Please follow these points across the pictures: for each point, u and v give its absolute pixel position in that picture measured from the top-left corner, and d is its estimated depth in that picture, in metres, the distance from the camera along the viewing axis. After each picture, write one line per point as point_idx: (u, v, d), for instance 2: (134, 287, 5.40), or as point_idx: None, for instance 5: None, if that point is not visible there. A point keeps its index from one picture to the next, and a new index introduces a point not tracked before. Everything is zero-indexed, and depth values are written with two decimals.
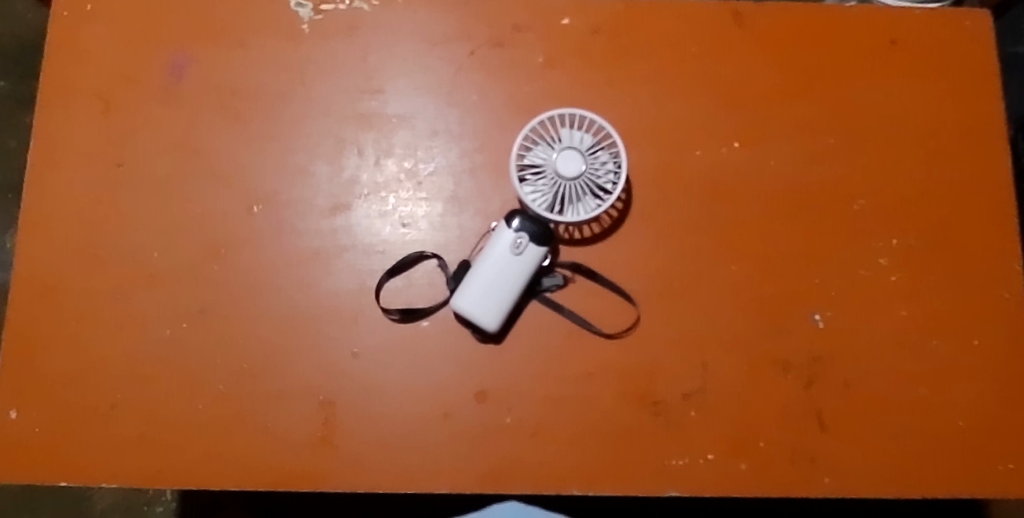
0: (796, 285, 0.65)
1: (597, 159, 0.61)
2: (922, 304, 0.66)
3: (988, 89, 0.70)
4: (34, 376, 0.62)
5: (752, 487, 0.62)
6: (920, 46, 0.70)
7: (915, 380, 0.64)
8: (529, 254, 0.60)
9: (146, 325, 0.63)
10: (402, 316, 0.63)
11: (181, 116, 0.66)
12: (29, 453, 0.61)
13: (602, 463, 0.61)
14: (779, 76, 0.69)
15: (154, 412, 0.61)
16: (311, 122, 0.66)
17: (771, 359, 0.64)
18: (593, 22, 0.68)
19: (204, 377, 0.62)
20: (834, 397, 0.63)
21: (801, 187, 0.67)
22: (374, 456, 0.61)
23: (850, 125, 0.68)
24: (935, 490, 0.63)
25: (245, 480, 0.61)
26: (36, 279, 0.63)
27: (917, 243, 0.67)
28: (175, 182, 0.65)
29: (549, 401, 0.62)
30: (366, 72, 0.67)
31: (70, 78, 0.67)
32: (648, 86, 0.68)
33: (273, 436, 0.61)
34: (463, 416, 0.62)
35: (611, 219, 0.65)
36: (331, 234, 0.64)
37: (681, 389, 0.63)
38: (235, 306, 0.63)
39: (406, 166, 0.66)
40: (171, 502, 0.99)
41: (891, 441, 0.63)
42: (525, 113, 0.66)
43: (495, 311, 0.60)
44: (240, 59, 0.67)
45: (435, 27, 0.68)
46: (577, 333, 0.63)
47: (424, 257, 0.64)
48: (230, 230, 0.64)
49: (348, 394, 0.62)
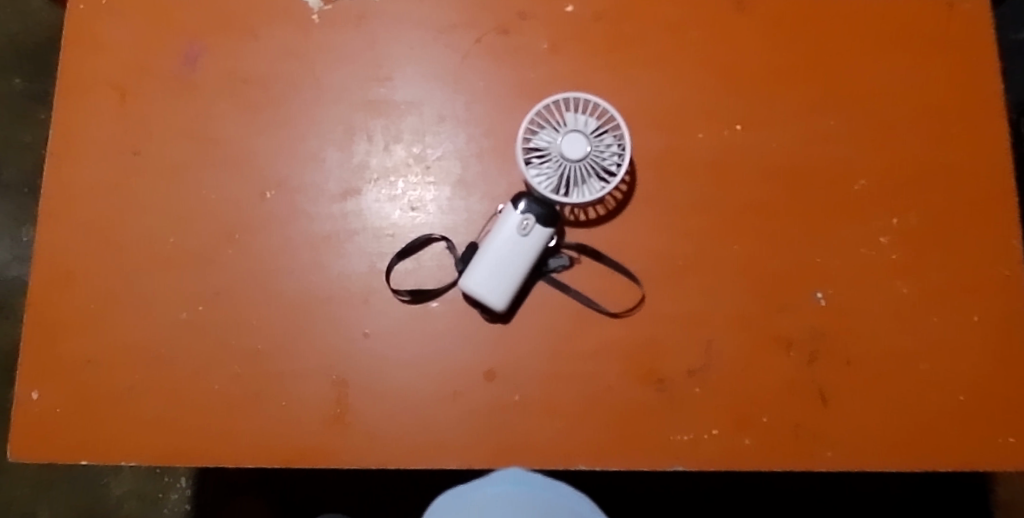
0: (798, 265, 0.66)
1: (602, 142, 0.62)
2: (923, 282, 0.67)
3: (987, 70, 0.71)
4: (53, 358, 0.64)
5: (755, 462, 0.63)
6: (918, 29, 0.71)
7: (916, 356, 0.65)
8: (535, 234, 0.61)
9: (163, 307, 0.64)
10: (412, 297, 0.64)
11: (195, 106, 0.68)
12: (52, 431, 0.63)
13: (607, 438, 0.63)
14: (779, 60, 0.70)
15: (171, 391, 0.63)
16: (322, 109, 0.68)
17: (773, 337, 0.65)
18: (596, 9, 0.70)
19: (220, 357, 0.63)
20: (836, 373, 0.65)
21: (801, 168, 0.68)
22: (386, 432, 0.63)
23: (851, 106, 0.69)
24: (937, 464, 0.64)
25: (260, 457, 0.62)
26: (56, 264, 0.65)
27: (916, 222, 0.68)
28: (189, 169, 0.67)
29: (556, 379, 0.63)
30: (376, 60, 0.69)
31: (87, 70, 0.69)
32: (650, 72, 0.69)
33: (288, 414, 0.63)
34: (472, 394, 0.63)
35: (616, 201, 0.66)
36: (342, 217, 0.66)
37: (685, 366, 0.64)
38: (249, 288, 0.65)
39: (415, 151, 0.67)
40: (185, 489, 1.01)
41: (891, 414, 0.64)
42: (530, 98, 0.68)
43: (502, 291, 0.62)
44: (253, 49, 0.68)
45: (442, 15, 0.69)
46: (583, 310, 0.64)
47: (432, 239, 0.66)
48: (244, 215, 0.66)
49: (359, 372, 0.63)
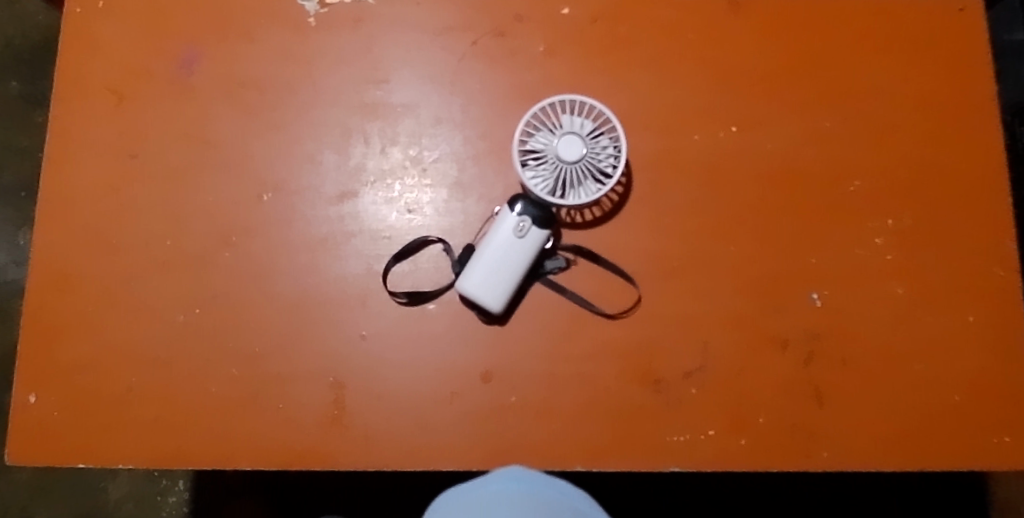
0: (793, 266, 0.66)
1: (598, 143, 0.62)
2: (918, 282, 0.67)
3: (981, 71, 0.71)
4: (50, 361, 0.64)
5: (752, 463, 0.63)
6: (912, 31, 0.72)
7: (911, 356, 0.66)
8: (532, 236, 0.62)
9: (160, 310, 0.64)
10: (409, 299, 0.65)
11: (192, 109, 0.68)
12: (50, 434, 0.63)
13: (604, 439, 0.63)
14: (773, 61, 0.70)
15: (169, 394, 0.63)
16: (319, 112, 0.68)
17: (770, 338, 0.65)
18: (592, 11, 0.70)
19: (217, 360, 0.64)
20: (832, 373, 0.65)
21: (796, 170, 0.68)
22: (384, 434, 0.63)
23: (845, 108, 0.70)
24: (932, 464, 0.64)
25: (258, 459, 0.62)
26: (53, 268, 0.65)
27: (911, 223, 0.68)
28: (186, 172, 0.67)
29: (552, 380, 0.64)
30: (372, 63, 0.69)
31: (84, 73, 0.69)
32: (645, 74, 0.69)
33: (286, 416, 0.63)
34: (469, 396, 0.63)
35: (612, 203, 0.67)
36: (339, 220, 0.66)
37: (683, 367, 0.64)
38: (247, 291, 0.65)
39: (411, 153, 0.67)
40: (183, 492, 1.01)
41: (887, 414, 0.65)
42: (526, 100, 0.68)
43: (499, 293, 0.62)
44: (250, 52, 0.69)
45: (438, 18, 0.70)
46: (580, 312, 0.65)
47: (429, 242, 0.66)
48: (241, 218, 0.66)
49: (356, 375, 0.64)
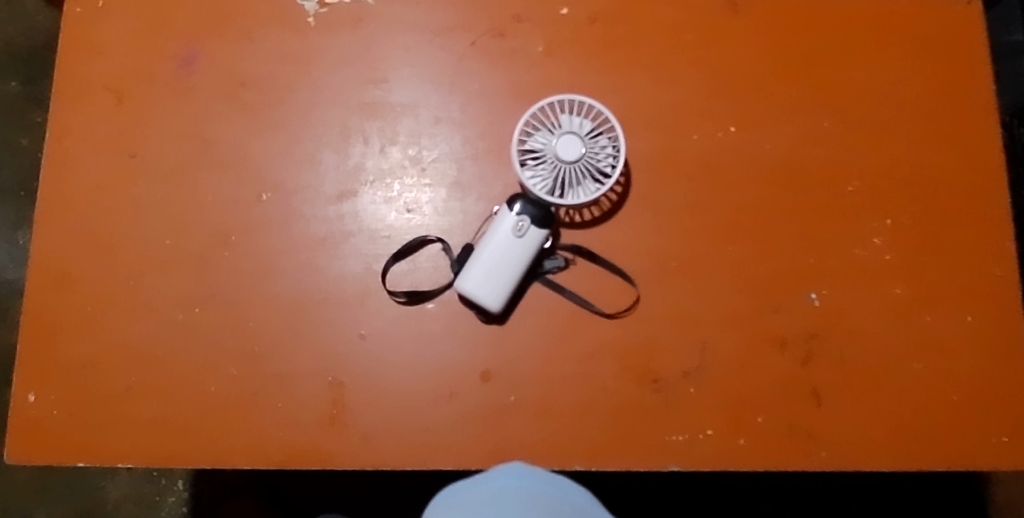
0: (792, 266, 0.67)
1: (597, 143, 0.62)
2: (917, 282, 0.67)
3: (980, 72, 0.71)
4: (50, 360, 0.64)
5: (750, 462, 0.63)
6: (911, 32, 0.72)
7: (909, 355, 0.66)
8: (531, 236, 0.62)
9: (159, 309, 0.65)
10: (408, 298, 0.65)
11: (192, 108, 0.68)
12: (49, 433, 0.63)
13: (603, 438, 0.63)
14: (772, 61, 0.70)
15: (168, 393, 0.63)
16: (318, 112, 0.68)
17: (768, 338, 0.65)
18: (591, 11, 0.70)
19: (217, 359, 0.64)
20: (830, 373, 0.65)
21: (795, 170, 0.68)
22: (383, 433, 0.63)
23: (844, 108, 0.70)
24: (931, 463, 0.64)
25: (257, 457, 0.62)
26: (52, 267, 0.65)
27: (909, 223, 0.68)
28: (185, 171, 0.67)
29: (551, 379, 0.64)
30: (371, 62, 0.69)
31: (84, 72, 0.69)
32: (644, 75, 0.69)
33: (285, 415, 0.63)
34: (468, 395, 0.63)
35: (611, 202, 0.67)
36: (338, 219, 0.66)
37: (681, 366, 0.64)
38: (246, 290, 0.65)
39: (410, 153, 0.68)
40: (182, 492, 1.01)
41: (885, 413, 0.65)
42: (525, 100, 0.68)
43: (498, 293, 0.62)
44: (249, 51, 0.69)
45: (438, 18, 0.70)
46: (578, 312, 0.65)
47: (428, 241, 0.66)
48: (240, 218, 0.66)
49: (355, 374, 0.64)
